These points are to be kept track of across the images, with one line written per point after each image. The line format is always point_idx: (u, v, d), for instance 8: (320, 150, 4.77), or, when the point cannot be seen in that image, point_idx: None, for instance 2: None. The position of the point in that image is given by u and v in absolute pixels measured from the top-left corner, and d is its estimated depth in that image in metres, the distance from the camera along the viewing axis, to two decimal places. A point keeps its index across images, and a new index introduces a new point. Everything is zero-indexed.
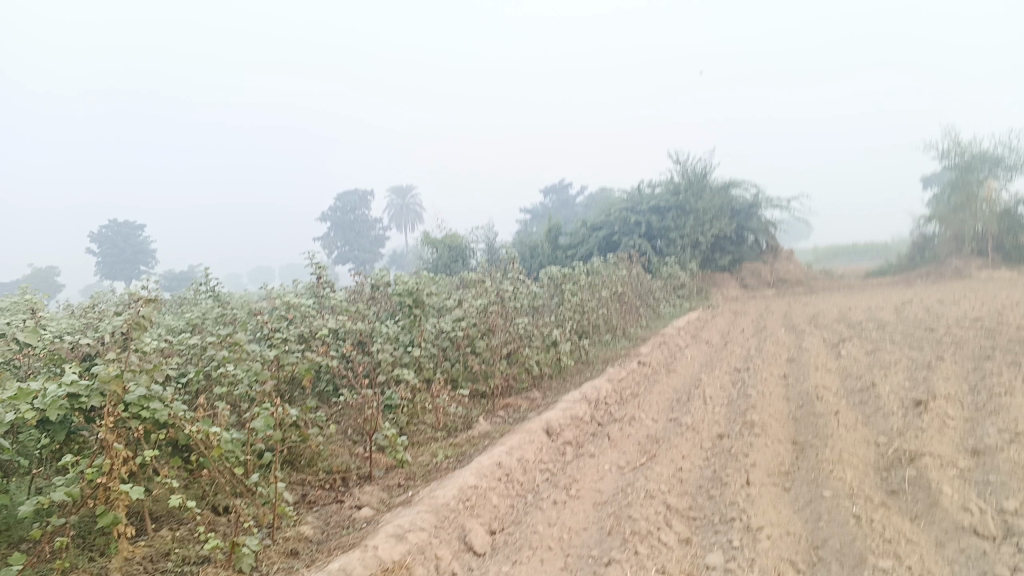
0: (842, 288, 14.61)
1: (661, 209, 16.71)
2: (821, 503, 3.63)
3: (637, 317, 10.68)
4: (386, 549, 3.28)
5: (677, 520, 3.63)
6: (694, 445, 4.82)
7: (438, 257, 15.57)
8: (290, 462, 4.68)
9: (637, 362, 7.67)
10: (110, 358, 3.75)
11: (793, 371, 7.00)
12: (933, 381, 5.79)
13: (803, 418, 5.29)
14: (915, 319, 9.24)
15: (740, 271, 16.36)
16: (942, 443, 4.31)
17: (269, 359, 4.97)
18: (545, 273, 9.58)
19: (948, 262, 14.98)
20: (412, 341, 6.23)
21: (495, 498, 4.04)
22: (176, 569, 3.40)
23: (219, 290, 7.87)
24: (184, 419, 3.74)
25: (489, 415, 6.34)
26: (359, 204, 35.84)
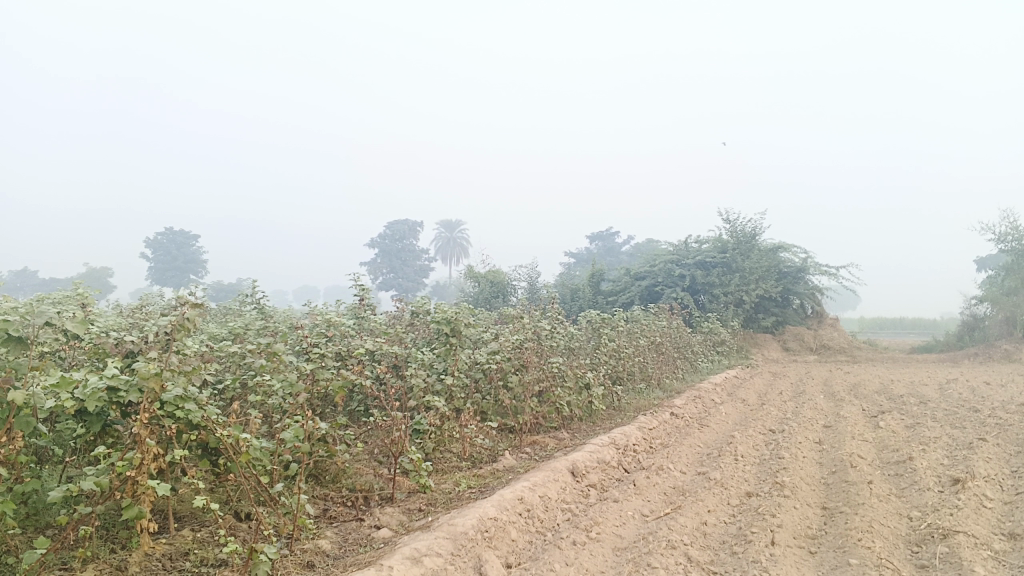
0: (886, 361, 14.35)
1: (707, 265, 16.63)
2: (846, 570, 3.54)
3: (673, 369, 10.59)
4: (401, 570, 3.29)
5: (696, 572, 3.57)
6: (720, 500, 4.74)
7: (479, 291, 15.68)
8: (315, 476, 4.71)
9: (669, 413, 7.60)
10: (151, 356, 3.82)
11: (828, 437, 6.87)
12: (973, 460, 5.64)
13: (834, 484, 5.19)
14: (959, 398, 9.03)
15: (782, 334, 16.14)
16: (977, 523, 4.19)
17: (304, 373, 5.03)
18: (585, 314, 9.49)
19: (997, 343, 14.50)
20: (445, 370, 6.26)
21: (513, 532, 4.03)
22: (193, 569, 3.44)
23: (263, 303, 8.01)
24: (216, 422, 3.79)
25: (516, 450, 6.32)
26: (407, 234, 36.29)
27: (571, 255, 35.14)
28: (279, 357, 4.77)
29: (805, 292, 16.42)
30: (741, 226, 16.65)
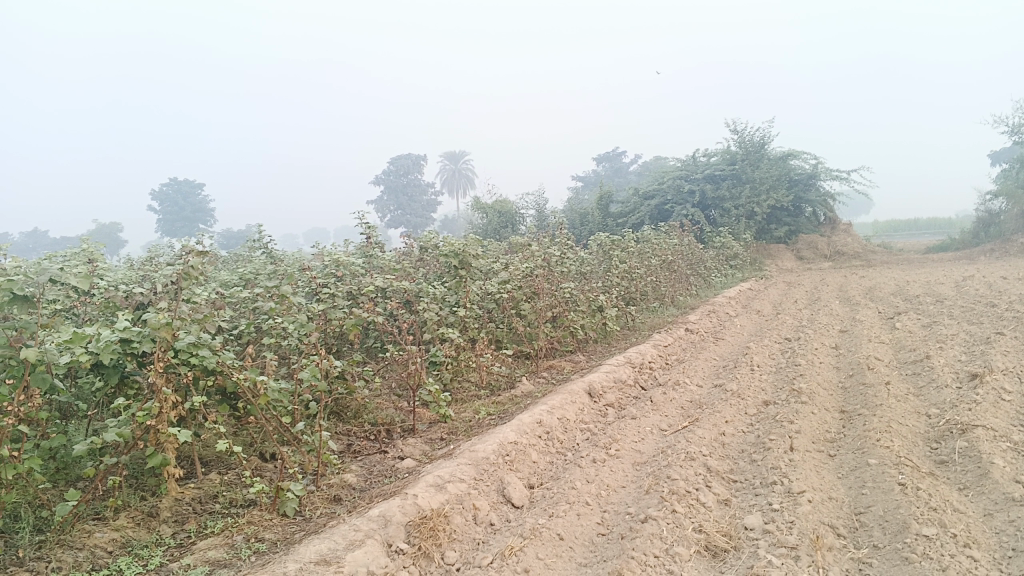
0: (901, 263, 14.25)
1: (717, 178, 16.39)
2: (866, 471, 3.56)
3: (687, 286, 10.55)
4: (425, 498, 3.32)
5: (717, 482, 3.60)
6: (737, 410, 4.76)
7: (488, 222, 15.59)
8: (337, 414, 4.76)
9: (684, 329, 7.60)
10: (162, 306, 3.82)
11: (844, 342, 6.86)
12: (991, 355, 5.63)
13: (852, 388, 5.19)
14: (976, 295, 8.96)
15: (795, 243, 16.01)
16: (996, 416, 4.20)
17: (316, 314, 5.03)
18: (595, 237, 9.40)
19: (1014, 238, 14.30)
20: (458, 303, 6.26)
21: (534, 454, 4.07)
22: (223, 511, 3.50)
23: (271, 248, 7.98)
24: (232, 367, 3.80)
25: (533, 376, 6.35)
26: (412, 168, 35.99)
27: (578, 179, 34.68)
28: (290, 299, 4.76)
29: (817, 199, 16.22)
30: (749, 137, 16.35)
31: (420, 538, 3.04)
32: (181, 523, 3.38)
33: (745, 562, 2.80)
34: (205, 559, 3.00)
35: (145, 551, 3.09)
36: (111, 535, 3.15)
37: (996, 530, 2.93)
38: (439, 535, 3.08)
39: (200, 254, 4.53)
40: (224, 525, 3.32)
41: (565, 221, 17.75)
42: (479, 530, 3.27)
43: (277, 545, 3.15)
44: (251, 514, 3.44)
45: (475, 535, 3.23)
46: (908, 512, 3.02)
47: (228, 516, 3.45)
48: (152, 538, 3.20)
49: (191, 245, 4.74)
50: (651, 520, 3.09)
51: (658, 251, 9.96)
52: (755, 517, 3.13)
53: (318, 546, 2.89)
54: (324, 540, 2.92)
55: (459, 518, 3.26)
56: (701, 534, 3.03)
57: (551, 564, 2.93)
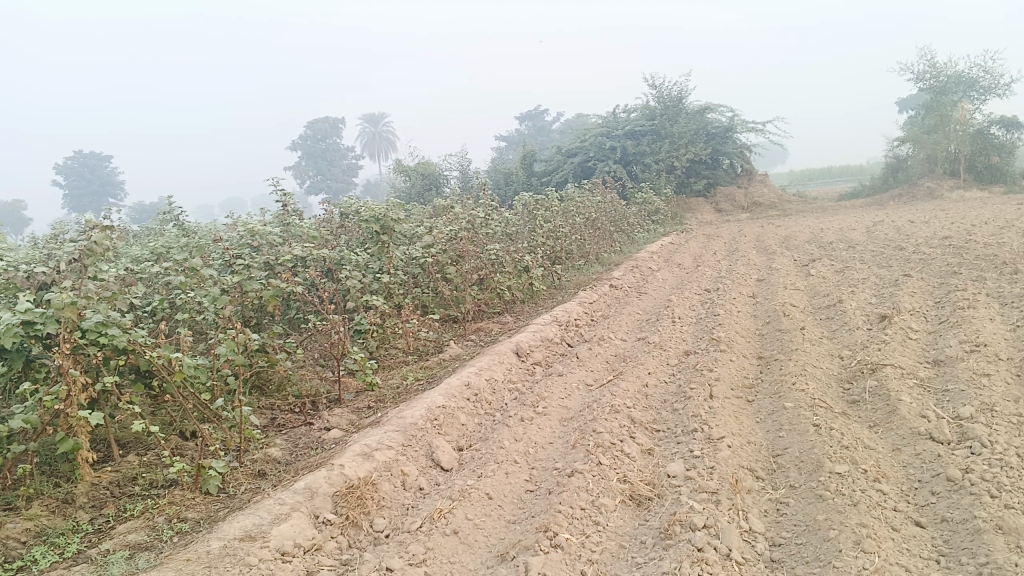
0: (815, 211, 14.65)
1: (637, 134, 16.51)
2: (783, 414, 3.67)
3: (610, 243, 10.63)
4: (352, 467, 3.28)
5: (640, 433, 3.67)
6: (660, 362, 4.86)
7: (410, 185, 15.38)
8: (259, 387, 4.66)
9: (608, 285, 7.66)
10: (65, 285, 3.65)
11: (762, 290, 7.04)
12: (899, 296, 5.85)
13: (769, 334, 5.34)
14: (885, 239, 9.28)
15: (714, 196, 16.27)
16: (904, 355, 4.38)
17: (232, 287, 4.89)
18: (518, 197, 9.37)
19: (920, 183, 14.83)
20: (381, 270, 6.19)
21: (462, 417, 4.07)
22: (143, 493, 3.40)
23: (184, 220, 7.70)
24: (144, 345, 3.67)
25: (461, 339, 6.33)
26: (330, 133, 35.18)
27: (500, 139, 34.43)
28: (203, 272, 4.62)
29: (734, 151, 16.50)
30: (667, 92, 16.48)
31: (347, 508, 3.02)
32: (99, 508, 3.27)
33: (668, 509, 2.87)
34: (125, 543, 2.91)
35: (62, 539, 2.98)
36: (24, 525, 3.02)
37: (904, 463, 3.07)
38: (366, 503, 3.06)
39: (105, 229, 4.34)
40: (144, 507, 3.23)
41: (488, 182, 17.66)
42: (407, 495, 3.26)
43: (201, 523, 3.08)
44: (173, 494, 3.35)
45: (404, 500, 3.22)
46: (821, 452, 3.13)
47: (148, 498, 3.35)
48: (69, 525, 3.09)
49: (95, 220, 4.54)
50: (577, 474, 3.12)
51: (581, 208, 9.99)
52: (677, 465, 3.20)
53: (243, 523, 2.83)
54: (248, 516, 2.86)
55: (387, 485, 3.24)
56: (626, 485, 3.09)
57: (480, 525, 2.94)
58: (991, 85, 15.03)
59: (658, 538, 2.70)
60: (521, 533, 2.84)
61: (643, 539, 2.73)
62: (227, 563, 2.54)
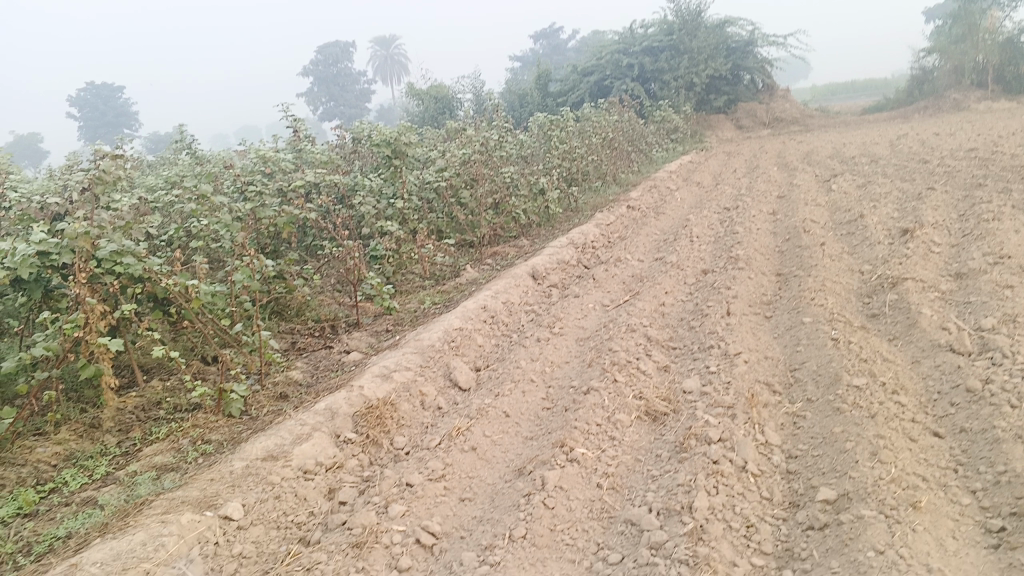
0: (837, 126, 14.29)
1: (655, 50, 16.06)
2: (801, 329, 3.65)
3: (628, 163, 10.45)
4: (371, 388, 3.31)
5: (656, 351, 3.67)
6: (677, 281, 4.83)
7: (424, 109, 15.16)
8: (278, 313, 4.70)
9: (625, 207, 7.56)
10: (77, 215, 3.67)
11: (781, 208, 6.92)
12: (922, 210, 5.73)
13: (788, 251, 5.27)
14: (908, 153, 9.06)
15: (735, 112, 15.89)
16: (925, 269, 4.31)
17: (246, 213, 4.87)
18: (532, 118, 9.20)
19: (946, 93, 14.43)
20: (395, 194, 6.14)
21: (479, 338, 4.09)
22: (167, 417, 3.45)
23: (198, 149, 7.65)
24: (160, 273, 3.69)
25: (477, 264, 6.30)
26: (341, 57, 34.58)
27: (514, 59, 33.71)
28: (214, 199, 4.61)
29: (754, 65, 16.04)
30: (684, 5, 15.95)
31: (367, 427, 3.05)
32: (126, 432, 3.33)
33: (683, 424, 2.88)
34: (151, 465, 2.98)
35: (91, 462, 3.05)
36: (53, 449, 3.09)
37: (922, 375, 3.05)
38: (386, 423, 3.09)
39: (114, 158, 4.32)
40: (169, 430, 3.30)
41: (503, 104, 17.35)
42: (426, 414, 3.29)
43: (224, 445, 3.12)
44: (196, 417, 3.41)
45: (423, 419, 3.25)
46: (840, 365, 3.11)
47: (173, 421, 3.41)
48: (97, 448, 3.16)
49: (105, 150, 4.52)
50: (593, 392, 3.14)
51: (597, 128, 9.80)
52: (693, 380, 3.21)
53: (265, 443, 2.88)
54: (270, 436, 2.91)
55: (406, 404, 3.27)
56: (641, 401, 3.11)
57: (498, 442, 2.98)
58: None
59: (674, 451, 2.71)
60: (538, 449, 2.86)
61: (659, 452, 2.75)
62: (251, 482, 2.59)
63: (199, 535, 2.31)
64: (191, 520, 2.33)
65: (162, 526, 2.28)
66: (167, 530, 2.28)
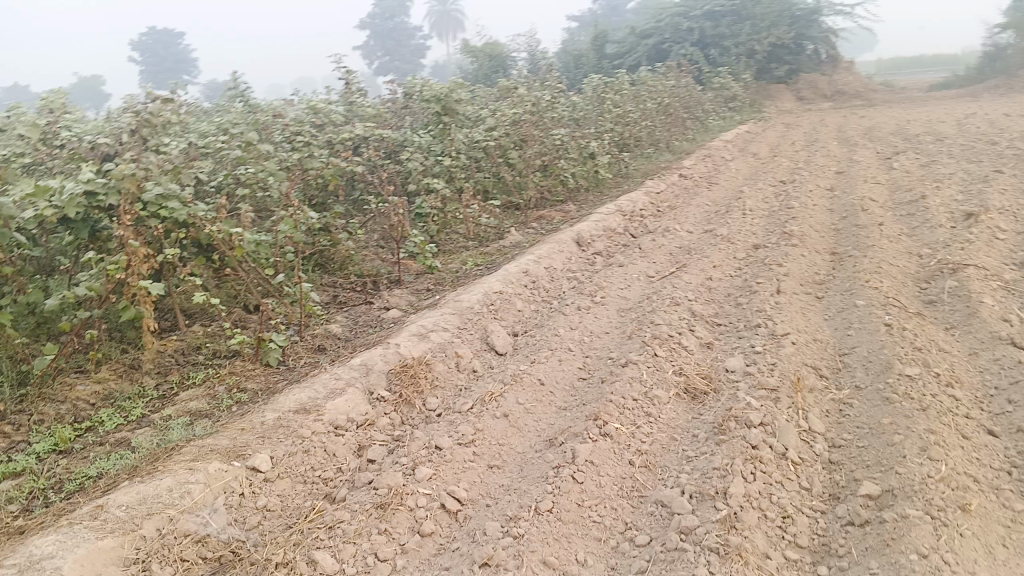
0: (902, 101, 13.79)
1: (717, 14, 15.61)
2: (853, 312, 3.51)
3: (682, 131, 10.20)
4: (407, 347, 3.27)
5: (700, 326, 3.56)
6: (726, 255, 4.69)
7: (478, 67, 15.00)
8: (320, 266, 4.68)
9: (677, 175, 7.38)
10: (126, 157, 3.66)
11: (839, 184, 6.68)
12: (988, 193, 5.48)
13: (844, 230, 5.08)
14: (977, 132, 8.69)
15: (796, 82, 15.42)
16: (988, 256, 4.12)
17: (293, 163, 4.84)
18: (587, 80, 9.01)
19: (1020, 72, 13.81)
20: (443, 152, 6.06)
21: (519, 303, 4.02)
22: (205, 362, 3.46)
23: (251, 97, 7.64)
24: (205, 219, 3.67)
25: (522, 227, 6.22)
26: (398, 9, 34.35)
27: (572, 19, 33.09)
28: (262, 147, 4.58)
29: (820, 35, 15.51)
30: None
31: (400, 387, 3.02)
32: (164, 375, 3.35)
33: (724, 404, 2.79)
34: (186, 410, 2.98)
35: (128, 403, 3.08)
36: (92, 388, 3.11)
37: (980, 368, 2.90)
38: (420, 384, 3.05)
39: (165, 102, 4.31)
40: (206, 376, 3.30)
41: (558, 65, 17.07)
42: (461, 377, 3.24)
43: (258, 395, 3.10)
44: (233, 365, 3.41)
45: (457, 382, 3.20)
46: (892, 353, 2.98)
47: (210, 367, 3.41)
48: (135, 390, 3.18)
49: (157, 93, 4.51)
50: (632, 365, 3.06)
51: (653, 93, 9.57)
52: (736, 359, 3.11)
53: (298, 396, 2.86)
54: (303, 389, 2.89)
55: (441, 366, 3.23)
56: (681, 377, 3.02)
57: (531, 410, 2.93)
58: None
59: (712, 432, 2.63)
60: (572, 420, 2.80)
61: (696, 432, 2.67)
62: (281, 435, 2.57)
63: (225, 485, 2.31)
64: (218, 470, 2.33)
65: (189, 474, 2.28)
66: (193, 478, 2.28)
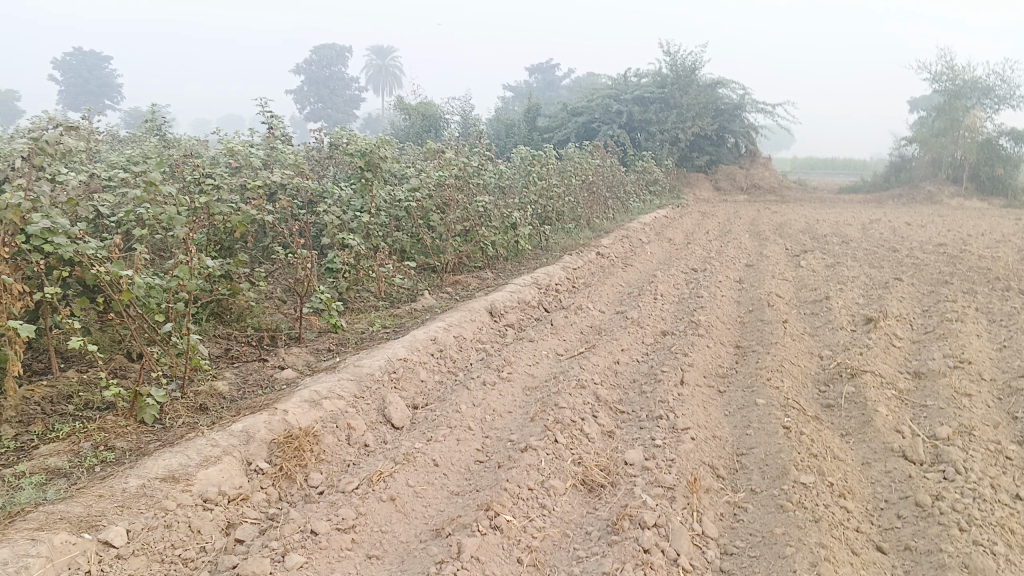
0: (813, 201, 14.41)
1: (646, 100, 16.12)
2: (753, 410, 3.51)
3: (604, 208, 10.36)
4: (296, 414, 3.10)
5: (603, 413, 3.50)
6: (635, 339, 4.69)
7: (410, 125, 15.01)
8: (217, 315, 4.46)
9: (594, 252, 7.44)
10: (14, 183, 3.38)
11: (748, 277, 6.86)
12: (887, 300, 5.68)
13: (750, 323, 5.17)
14: (879, 238, 9.10)
15: (715, 172, 15.98)
16: (885, 362, 4.23)
17: (199, 207, 4.51)
18: (516, 150, 9.05)
19: (921, 185, 14.65)
20: (363, 208, 5.93)
21: (423, 372, 3.89)
22: (75, 413, 3.19)
23: (168, 133, 7.39)
24: (93, 258, 3.40)
25: (436, 290, 6.14)
26: (335, 60, 34.37)
27: (507, 89, 33.78)
28: (168, 184, 4.30)
29: (741, 130, 16.17)
30: (680, 60, 16.00)
31: (282, 458, 2.85)
32: (26, 425, 3.08)
33: (620, 500, 2.72)
34: (43, 467, 2.72)
35: None
36: None
37: (872, 480, 2.92)
38: (304, 456, 2.88)
39: (68, 129, 4.02)
40: (72, 430, 3.04)
41: (489, 132, 17.26)
42: (350, 451, 3.08)
43: (127, 454, 2.88)
44: (105, 419, 3.15)
45: (345, 456, 3.04)
46: (788, 457, 2.96)
47: (79, 419, 3.14)
48: None
49: (61, 117, 4.24)
50: (529, 451, 2.96)
51: (578, 168, 9.70)
52: (636, 452, 3.04)
53: (169, 461, 2.66)
54: (175, 454, 2.69)
55: (330, 438, 3.06)
56: (579, 467, 2.94)
57: (420, 494, 2.79)
58: (1005, 94, 14.90)
59: (605, 531, 2.55)
60: (460, 508, 2.68)
61: (589, 529, 2.59)
62: (142, 504, 2.38)
63: (70, 560, 2.10)
64: (64, 542, 2.13)
65: (30, 546, 2.07)
66: (34, 550, 2.07)
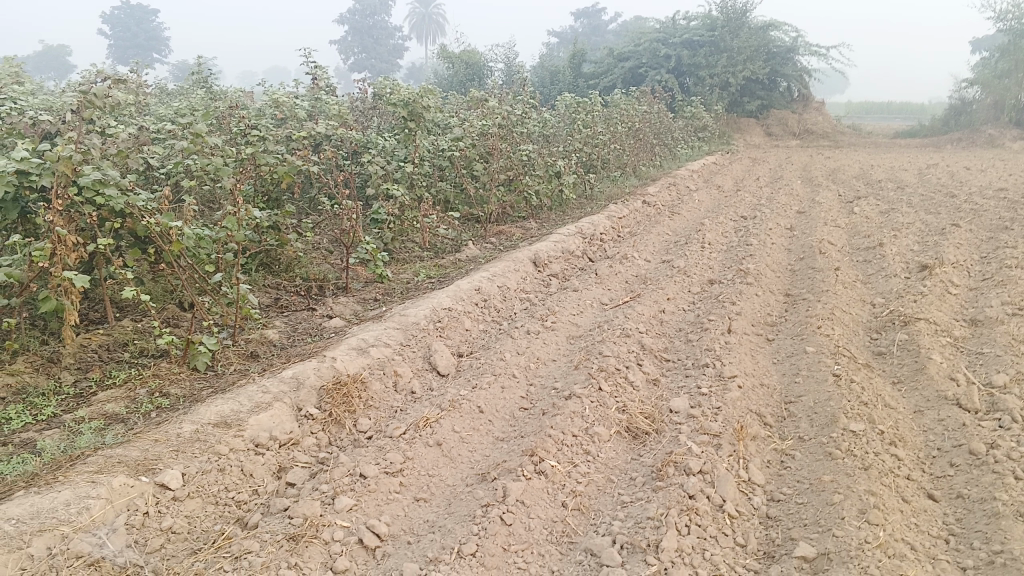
0: (868, 146, 13.99)
1: (695, 44, 15.68)
2: (802, 358, 3.47)
3: (651, 156, 10.19)
4: (344, 362, 3.14)
5: (648, 361, 3.49)
6: (682, 288, 4.64)
7: (453, 73, 14.85)
8: (266, 266, 4.53)
9: (641, 202, 7.34)
10: (65, 136, 3.42)
11: (799, 224, 6.70)
12: (944, 247, 5.51)
13: (800, 272, 5.07)
14: (937, 183, 8.82)
15: (766, 118, 15.57)
16: (940, 310, 4.12)
17: (244, 157, 4.52)
18: (560, 97, 8.88)
19: (982, 128, 14.11)
20: (406, 157, 5.90)
21: (468, 322, 3.91)
22: (130, 360, 3.28)
23: (214, 85, 7.42)
24: (143, 209, 3.44)
25: (480, 241, 6.13)
26: (377, 8, 34.01)
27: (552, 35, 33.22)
28: (214, 134, 4.31)
29: (793, 74, 15.68)
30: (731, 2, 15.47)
31: (332, 404, 2.90)
32: (85, 371, 3.17)
33: (665, 447, 2.71)
34: (102, 413, 2.82)
35: (41, 399, 2.90)
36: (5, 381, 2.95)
37: (924, 428, 2.87)
38: (353, 402, 2.93)
39: (115, 81, 4.04)
40: (128, 376, 3.13)
41: (534, 79, 17.03)
42: (397, 398, 3.12)
43: (182, 401, 2.96)
44: (159, 366, 3.23)
45: (393, 402, 3.08)
46: (838, 405, 2.92)
47: (135, 366, 3.23)
48: (51, 386, 3.01)
49: (108, 69, 4.25)
50: (574, 398, 2.96)
51: (624, 115, 9.52)
52: (681, 400, 3.03)
53: (222, 407, 2.73)
54: (227, 401, 2.76)
55: (377, 385, 3.10)
56: (623, 415, 2.94)
57: (466, 439, 2.82)
58: None
59: (650, 477, 2.55)
60: (506, 454, 2.71)
61: (633, 475, 2.60)
62: (196, 449, 2.44)
63: (128, 502, 2.18)
64: (123, 484, 2.20)
65: (90, 488, 2.15)
66: (95, 492, 2.14)
